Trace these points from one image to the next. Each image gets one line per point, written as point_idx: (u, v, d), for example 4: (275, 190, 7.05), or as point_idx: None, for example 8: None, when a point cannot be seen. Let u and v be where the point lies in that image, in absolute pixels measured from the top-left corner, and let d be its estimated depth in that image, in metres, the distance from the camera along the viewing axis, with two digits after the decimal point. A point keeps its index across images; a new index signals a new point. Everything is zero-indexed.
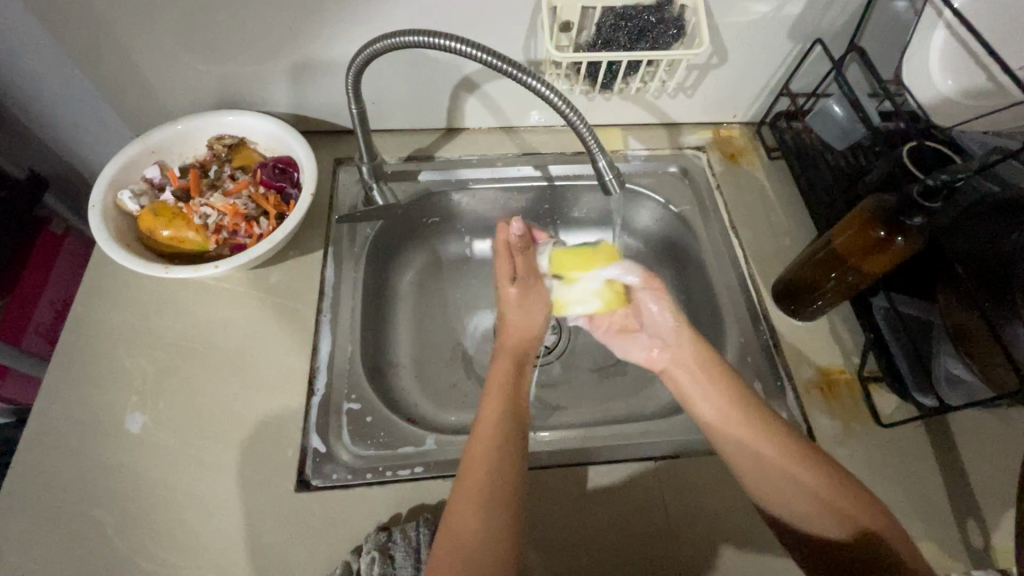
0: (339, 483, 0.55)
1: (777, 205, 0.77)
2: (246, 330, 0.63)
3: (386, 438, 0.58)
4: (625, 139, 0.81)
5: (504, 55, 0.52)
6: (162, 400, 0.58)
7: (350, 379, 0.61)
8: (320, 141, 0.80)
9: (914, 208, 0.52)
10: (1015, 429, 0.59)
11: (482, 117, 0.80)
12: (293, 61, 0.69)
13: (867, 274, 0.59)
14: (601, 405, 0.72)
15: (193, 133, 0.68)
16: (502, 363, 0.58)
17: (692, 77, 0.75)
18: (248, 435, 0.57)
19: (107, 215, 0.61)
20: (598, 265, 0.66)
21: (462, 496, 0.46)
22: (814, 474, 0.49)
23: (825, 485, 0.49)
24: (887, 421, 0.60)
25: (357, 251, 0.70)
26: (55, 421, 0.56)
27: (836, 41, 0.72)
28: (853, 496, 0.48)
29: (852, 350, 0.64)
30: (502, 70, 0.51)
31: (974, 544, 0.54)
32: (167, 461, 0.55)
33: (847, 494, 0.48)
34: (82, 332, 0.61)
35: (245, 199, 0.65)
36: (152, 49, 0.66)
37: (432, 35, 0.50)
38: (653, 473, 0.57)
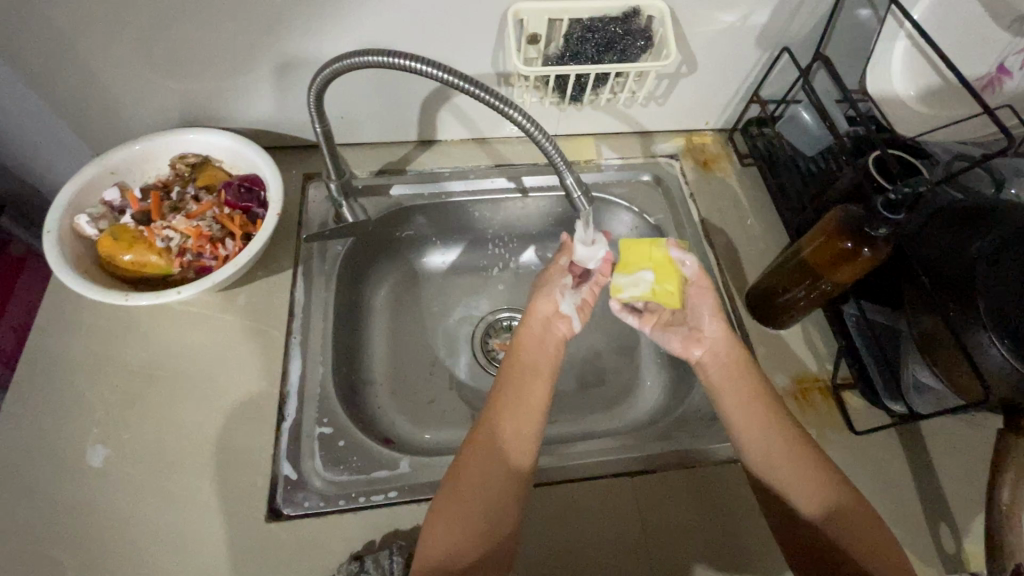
0: (312, 511, 0.54)
1: (750, 212, 0.77)
2: (213, 355, 0.62)
3: (360, 463, 0.57)
4: (599, 148, 0.81)
5: (467, 75, 0.51)
6: (125, 432, 0.56)
7: (322, 403, 0.60)
8: (289, 156, 0.78)
9: (878, 219, 0.52)
10: (984, 432, 0.60)
11: (454, 128, 0.79)
12: (256, 76, 0.67)
13: (837, 284, 0.59)
14: (580, 417, 0.71)
15: (153, 153, 0.66)
16: (524, 368, 0.59)
17: (663, 86, 0.75)
18: (216, 465, 0.55)
19: (63, 241, 0.58)
20: (653, 265, 0.61)
21: (458, 494, 0.49)
22: (803, 459, 0.52)
23: (810, 471, 0.52)
24: (861, 428, 0.60)
25: (328, 269, 0.69)
26: (13, 457, 0.54)
27: (803, 49, 0.72)
28: (834, 486, 0.51)
29: (825, 357, 0.65)
30: (465, 90, 0.51)
31: (945, 549, 0.55)
32: (131, 495, 0.53)
33: (829, 483, 0.51)
34: (41, 363, 0.59)
35: (209, 220, 0.64)
36: (107, 67, 0.63)
37: (391, 54, 0.49)
38: (632, 488, 0.57)
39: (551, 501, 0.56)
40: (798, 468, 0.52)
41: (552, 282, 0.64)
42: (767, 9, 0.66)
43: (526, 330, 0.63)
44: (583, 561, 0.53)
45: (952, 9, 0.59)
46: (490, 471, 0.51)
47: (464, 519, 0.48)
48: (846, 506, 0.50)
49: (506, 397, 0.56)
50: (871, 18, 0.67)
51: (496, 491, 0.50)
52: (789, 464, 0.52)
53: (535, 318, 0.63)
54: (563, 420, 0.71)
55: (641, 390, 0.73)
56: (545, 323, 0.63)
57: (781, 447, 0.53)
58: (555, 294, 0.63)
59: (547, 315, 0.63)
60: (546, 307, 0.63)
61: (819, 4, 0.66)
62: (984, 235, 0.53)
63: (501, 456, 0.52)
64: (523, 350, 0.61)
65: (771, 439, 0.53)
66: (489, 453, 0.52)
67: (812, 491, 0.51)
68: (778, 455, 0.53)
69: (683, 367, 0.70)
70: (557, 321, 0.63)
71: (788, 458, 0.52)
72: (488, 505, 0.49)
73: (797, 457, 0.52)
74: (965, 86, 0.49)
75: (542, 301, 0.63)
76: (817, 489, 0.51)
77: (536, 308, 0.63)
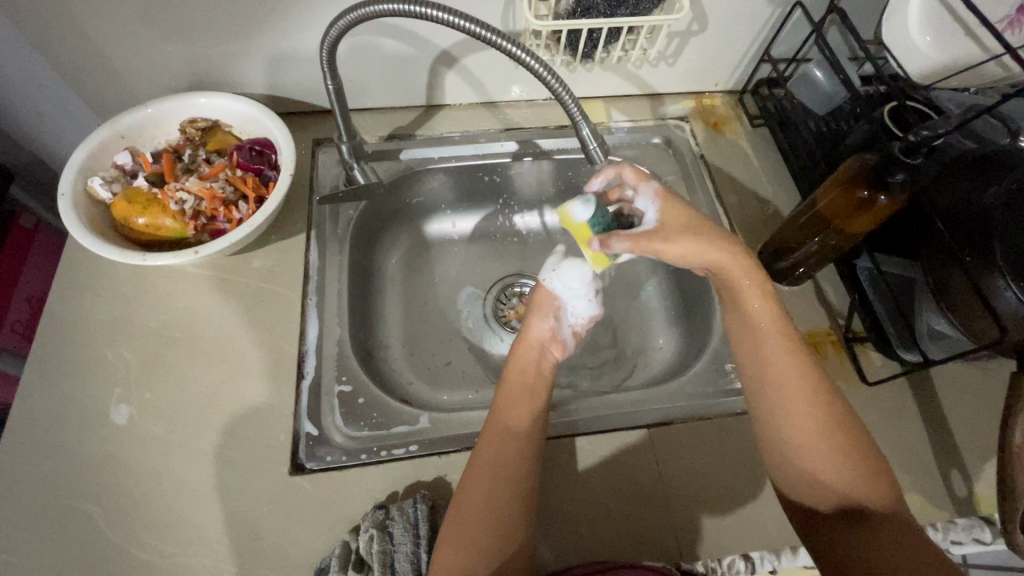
0: (333, 465, 0.54)
1: (761, 172, 0.77)
2: (229, 317, 0.62)
3: (380, 419, 0.58)
4: (608, 111, 0.80)
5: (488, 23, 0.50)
6: (147, 391, 0.57)
7: (340, 362, 0.60)
8: (297, 122, 0.78)
9: (894, 166, 0.53)
10: (993, 380, 0.61)
11: (461, 92, 0.78)
12: (265, 38, 0.67)
13: (849, 236, 0.60)
14: (593, 378, 0.72)
15: (163, 117, 0.66)
16: (525, 360, 0.58)
17: (673, 45, 0.74)
18: (237, 423, 0.56)
19: (78, 203, 0.58)
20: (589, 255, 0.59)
21: (473, 483, 0.48)
22: (831, 444, 0.49)
23: (845, 458, 0.48)
24: (873, 379, 0.61)
25: (341, 233, 0.69)
26: (40, 417, 0.55)
27: (815, 5, 0.71)
28: (869, 475, 0.48)
29: (837, 312, 0.65)
30: (486, 39, 0.50)
31: (958, 493, 0.56)
32: (157, 451, 0.54)
33: (852, 464, 0.48)
34: (60, 326, 0.59)
35: (222, 182, 0.64)
36: (115, 31, 0.63)
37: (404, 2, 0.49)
38: (648, 440, 0.58)
39: (565, 454, 0.57)
40: (831, 459, 0.48)
41: (547, 304, 0.62)
42: None
43: (523, 347, 0.59)
44: (602, 511, 0.54)
45: None
46: (497, 466, 0.48)
47: (470, 530, 0.46)
48: (870, 494, 0.47)
49: (518, 398, 0.54)
50: None
51: (503, 497, 0.47)
52: (820, 449, 0.49)
53: (532, 342, 0.59)
54: (575, 380, 0.71)
55: (653, 352, 0.74)
56: (541, 347, 0.59)
57: (814, 430, 0.49)
58: (550, 316, 0.61)
59: (543, 338, 0.60)
60: (543, 330, 0.60)
61: None
62: (1000, 181, 0.53)
63: (512, 441, 0.50)
64: (521, 364, 0.58)
65: (795, 421, 0.50)
66: (494, 457, 0.49)
67: (833, 474, 0.48)
68: (802, 438, 0.49)
69: (697, 325, 0.70)
70: (553, 346, 0.60)
71: (817, 440, 0.49)
72: (492, 493, 0.47)
73: (833, 448, 0.48)
74: (987, 26, 0.49)
75: (539, 324, 0.61)
76: (846, 476, 0.48)
77: (534, 330, 0.60)
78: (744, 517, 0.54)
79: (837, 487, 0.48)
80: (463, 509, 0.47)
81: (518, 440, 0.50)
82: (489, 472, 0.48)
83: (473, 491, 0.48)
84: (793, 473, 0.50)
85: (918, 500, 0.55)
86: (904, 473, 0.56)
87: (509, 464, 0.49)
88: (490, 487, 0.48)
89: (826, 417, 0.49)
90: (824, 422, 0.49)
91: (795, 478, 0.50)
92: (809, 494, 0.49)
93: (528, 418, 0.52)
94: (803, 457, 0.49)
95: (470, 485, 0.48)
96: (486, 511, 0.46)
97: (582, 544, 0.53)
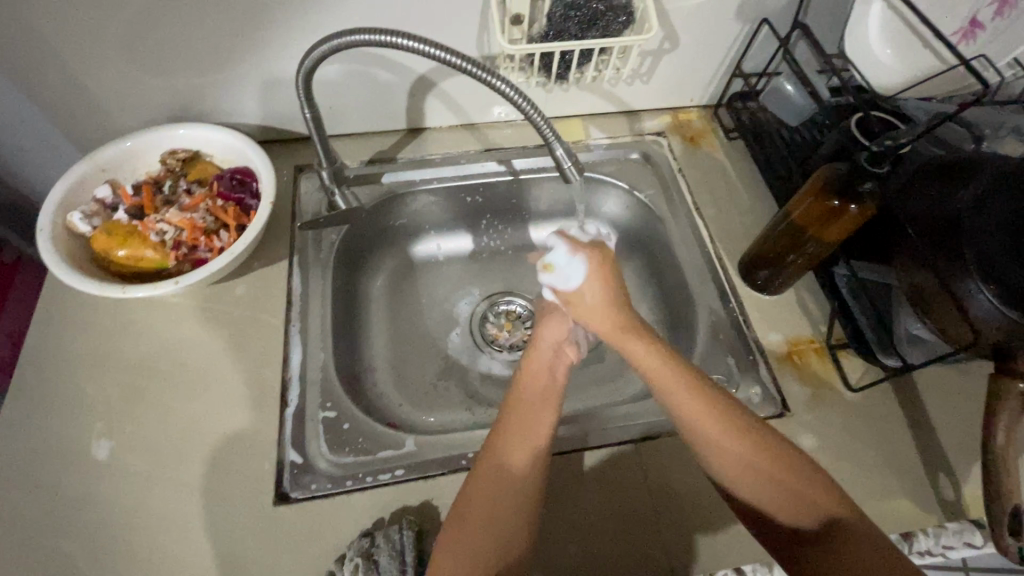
0: (319, 493, 0.54)
1: (738, 184, 0.79)
2: (212, 345, 0.62)
3: (366, 444, 0.57)
4: (586, 128, 0.82)
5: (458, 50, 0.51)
6: (128, 425, 0.56)
7: (324, 388, 0.60)
8: (278, 150, 0.78)
9: (864, 175, 0.54)
10: (975, 383, 0.62)
11: (441, 115, 0.79)
12: (244, 68, 0.68)
13: (826, 244, 0.61)
14: (580, 394, 0.72)
15: (143, 149, 0.66)
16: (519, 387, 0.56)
17: (647, 64, 0.76)
18: (221, 453, 0.55)
19: (57, 238, 0.58)
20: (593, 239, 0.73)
21: (462, 532, 0.46)
22: (782, 462, 0.48)
23: (803, 476, 0.48)
24: (857, 385, 0.61)
25: (324, 257, 0.70)
26: (20, 456, 0.54)
27: (781, 21, 0.73)
28: (826, 488, 0.48)
29: (819, 319, 0.66)
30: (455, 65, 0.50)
31: (946, 497, 0.56)
32: (139, 485, 0.53)
33: (802, 475, 0.48)
34: (39, 362, 0.59)
35: (202, 212, 0.64)
36: (96, 66, 0.64)
37: (378, 31, 0.50)
38: (636, 455, 0.58)
39: (553, 474, 0.57)
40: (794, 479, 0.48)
41: (556, 309, 0.62)
42: None
43: (536, 353, 0.58)
44: (591, 530, 0.54)
45: None
46: (488, 505, 0.47)
47: (453, 574, 0.44)
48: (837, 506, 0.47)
49: (511, 427, 0.52)
50: None
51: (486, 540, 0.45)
52: (775, 471, 0.48)
53: (546, 345, 0.59)
54: (563, 398, 0.71)
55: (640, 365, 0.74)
56: (556, 350, 0.59)
57: (761, 455, 0.48)
58: (563, 319, 0.61)
59: (557, 342, 0.59)
60: (554, 335, 0.60)
61: None
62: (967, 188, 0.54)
63: (502, 478, 0.48)
64: (535, 371, 0.57)
65: (750, 450, 0.48)
66: (487, 493, 0.47)
67: (805, 489, 0.47)
68: (754, 461, 0.48)
69: (682, 338, 0.70)
70: (566, 349, 0.59)
71: (767, 460, 0.48)
72: (489, 531, 0.46)
73: (786, 468, 0.48)
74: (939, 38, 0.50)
75: (550, 327, 0.61)
76: (811, 492, 0.47)
77: (544, 336, 0.60)
78: (734, 528, 0.54)
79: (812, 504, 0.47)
80: (444, 551, 0.45)
81: (512, 476, 0.48)
82: (484, 514, 0.46)
83: (463, 537, 0.46)
84: (760, 500, 0.48)
85: (906, 504, 0.55)
86: (892, 478, 0.56)
87: (491, 504, 0.47)
88: (485, 530, 0.46)
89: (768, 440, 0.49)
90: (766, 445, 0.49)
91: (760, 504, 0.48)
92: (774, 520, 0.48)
93: (526, 460, 0.49)
94: (762, 486, 0.48)
95: (458, 532, 0.46)
96: (466, 553, 0.45)
97: (571, 564, 0.52)
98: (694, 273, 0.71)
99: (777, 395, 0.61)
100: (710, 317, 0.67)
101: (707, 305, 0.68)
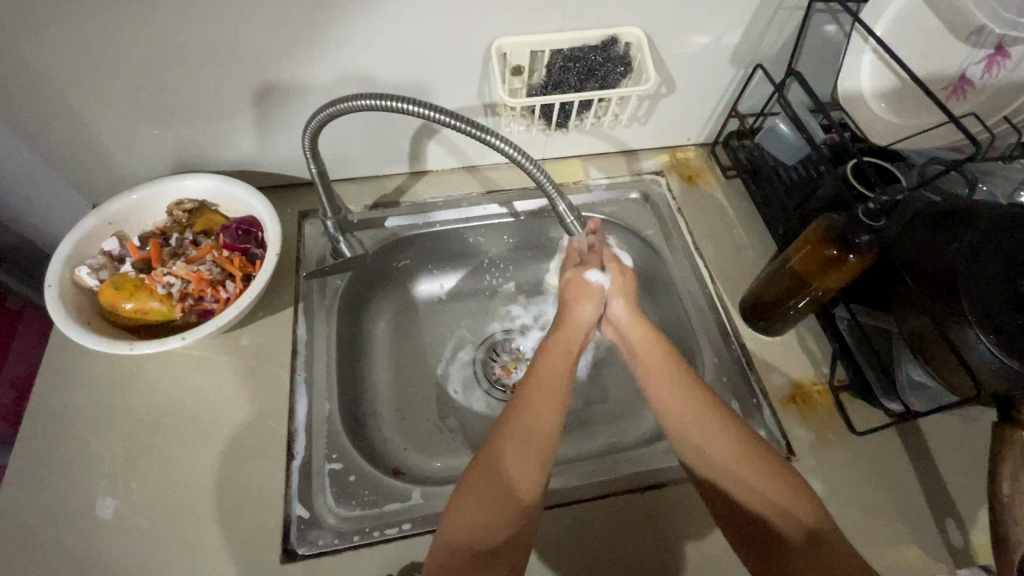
0: (326, 549, 0.54)
1: (737, 222, 0.80)
2: (216, 396, 0.62)
3: (372, 497, 0.57)
4: (585, 169, 0.83)
5: (458, 112, 0.54)
6: (134, 481, 0.56)
7: (330, 439, 0.60)
8: (282, 195, 0.79)
9: (861, 227, 0.56)
10: (977, 424, 0.62)
11: (443, 159, 0.81)
12: (250, 119, 0.69)
13: (827, 290, 0.62)
14: (585, 435, 0.72)
15: (150, 201, 0.67)
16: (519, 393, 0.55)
17: (644, 107, 0.77)
18: (228, 508, 0.55)
19: (65, 293, 0.59)
20: None
21: (457, 525, 0.47)
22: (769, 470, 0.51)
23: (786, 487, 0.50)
24: (861, 428, 0.61)
25: (329, 304, 0.70)
26: (24, 516, 0.54)
27: (775, 66, 0.75)
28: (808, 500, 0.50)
29: (821, 360, 0.66)
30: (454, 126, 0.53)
31: (955, 543, 0.56)
32: (144, 544, 0.53)
33: (788, 487, 0.50)
34: (44, 416, 0.59)
35: (209, 264, 0.64)
36: (106, 120, 0.65)
37: (391, 98, 0.52)
38: (643, 504, 0.58)
39: (561, 525, 0.57)
40: (780, 487, 0.50)
41: (593, 291, 0.63)
42: (738, 30, 0.69)
43: (573, 332, 0.62)
44: None
45: (912, 30, 0.64)
46: (490, 503, 0.48)
47: (477, 508, 0.48)
48: (817, 518, 0.48)
49: (516, 439, 0.51)
50: (837, 32, 0.71)
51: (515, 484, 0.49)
52: (760, 475, 0.50)
53: (581, 326, 0.62)
54: (568, 440, 0.71)
55: (644, 406, 0.74)
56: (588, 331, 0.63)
57: (753, 461, 0.51)
58: (598, 304, 0.63)
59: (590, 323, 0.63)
60: (589, 315, 0.63)
61: (786, 22, 0.69)
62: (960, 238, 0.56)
63: (505, 489, 0.48)
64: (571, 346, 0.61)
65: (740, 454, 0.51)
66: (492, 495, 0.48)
67: (788, 500, 0.49)
68: (747, 463, 0.51)
69: None
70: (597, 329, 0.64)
71: (753, 467, 0.51)
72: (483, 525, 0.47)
73: (772, 479, 0.50)
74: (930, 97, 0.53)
75: (586, 309, 0.62)
76: (793, 502, 0.49)
77: (581, 316, 0.62)
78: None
79: (790, 514, 0.49)
80: (467, 488, 0.49)
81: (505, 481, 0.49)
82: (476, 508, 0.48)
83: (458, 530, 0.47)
84: (745, 499, 0.50)
85: (916, 551, 0.55)
86: (899, 524, 0.56)
87: (529, 454, 0.50)
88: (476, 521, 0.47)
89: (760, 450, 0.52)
90: (753, 453, 0.52)
91: (722, 475, 0.51)
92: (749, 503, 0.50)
93: (532, 481, 0.49)
94: (748, 487, 0.50)
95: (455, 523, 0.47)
96: (490, 490, 0.48)
97: None
98: (695, 313, 0.71)
99: (782, 439, 0.61)
100: (713, 359, 0.67)
101: (710, 346, 0.68)
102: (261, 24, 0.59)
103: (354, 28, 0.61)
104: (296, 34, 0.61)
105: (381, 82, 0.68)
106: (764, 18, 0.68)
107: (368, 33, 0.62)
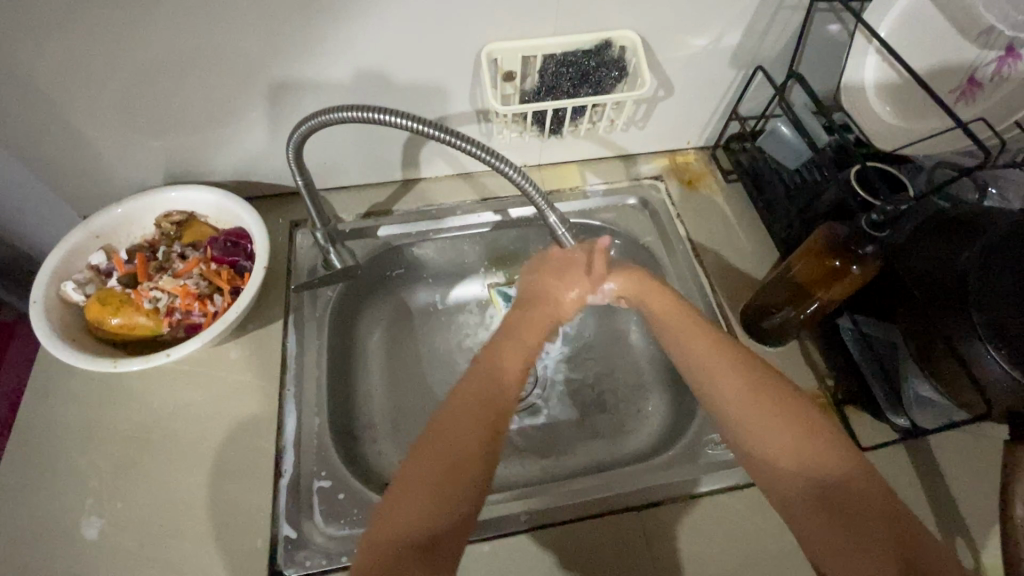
0: (314, 570, 0.53)
1: (738, 228, 0.77)
2: (204, 412, 0.61)
3: (361, 515, 0.56)
4: (583, 174, 0.81)
5: (430, 119, 0.52)
6: (120, 500, 0.55)
7: (319, 455, 0.59)
8: (273, 204, 0.78)
9: (864, 237, 0.54)
10: (988, 439, 0.60)
11: (437, 165, 0.79)
12: (237, 128, 0.68)
13: (829, 302, 0.60)
14: (582, 447, 0.70)
15: (138, 213, 0.66)
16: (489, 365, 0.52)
17: (641, 111, 0.75)
18: (214, 529, 0.54)
19: (50, 308, 0.58)
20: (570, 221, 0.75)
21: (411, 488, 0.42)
22: (806, 429, 0.45)
23: (819, 449, 0.44)
24: (867, 444, 0.59)
25: (320, 316, 0.69)
26: (9, 537, 0.53)
27: (777, 67, 0.73)
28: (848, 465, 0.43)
29: (824, 372, 0.64)
30: (427, 134, 0.51)
31: (964, 564, 0.53)
32: (129, 565, 0.52)
33: (828, 449, 0.44)
34: (31, 434, 0.58)
35: (196, 277, 0.63)
36: (92, 132, 0.64)
37: (378, 109, 0.51)
38: (639, 523, 0.56)
39: (554, 545, 0.55)
40: (811, 448, 0.44)
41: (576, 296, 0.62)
42: (738, 31, 0.67)
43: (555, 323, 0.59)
44: None
45: (918, 29, 0.62)
46: (445, 464, 0.44)
47: (430, 468, 0.43)
48: (855, 481, 0.42)
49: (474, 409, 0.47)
50: (841, 32, 0.68)
51: (472, 450, 0.45)
52: (791, 435, 0.45)
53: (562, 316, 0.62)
54: (564, 453, 0.70)
55: (642, 418, 0.72)
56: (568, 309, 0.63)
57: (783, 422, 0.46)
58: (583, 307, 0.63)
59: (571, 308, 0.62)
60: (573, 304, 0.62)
61: (788, 22, 0.67)
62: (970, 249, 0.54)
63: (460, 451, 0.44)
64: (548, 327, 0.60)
65: (770, 409, 0.46)
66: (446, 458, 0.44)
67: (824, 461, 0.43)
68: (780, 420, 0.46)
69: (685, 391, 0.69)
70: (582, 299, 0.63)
71: (785, 427, 0.45)
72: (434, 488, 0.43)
73: (805, 438, 0.44)
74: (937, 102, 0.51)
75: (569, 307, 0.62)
76: (831, 465, 0.43)
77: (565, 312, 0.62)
78: None
79: (827, 478, 0.43)
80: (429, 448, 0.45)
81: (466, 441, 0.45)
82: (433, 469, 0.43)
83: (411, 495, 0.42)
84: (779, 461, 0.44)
85: None
86: None
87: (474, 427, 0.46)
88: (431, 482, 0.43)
89: (797, 410, 0.46)
90: (785, 413, 0.46)
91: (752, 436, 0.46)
92: (763, 469, 0.45)
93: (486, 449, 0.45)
94: (781, 446, 0.45)
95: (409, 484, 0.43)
96: (440, 462, 0.44)
97: None
98: None
99: None
100: None
101: None
102: (246, 32, 0.57)
103: (341, 34, 0.60)
104: (282, 42, 0.59)
105: (370, 89, 0.67)
106: (766, 17, 0.66)
107: (356, 41, 0.60)
